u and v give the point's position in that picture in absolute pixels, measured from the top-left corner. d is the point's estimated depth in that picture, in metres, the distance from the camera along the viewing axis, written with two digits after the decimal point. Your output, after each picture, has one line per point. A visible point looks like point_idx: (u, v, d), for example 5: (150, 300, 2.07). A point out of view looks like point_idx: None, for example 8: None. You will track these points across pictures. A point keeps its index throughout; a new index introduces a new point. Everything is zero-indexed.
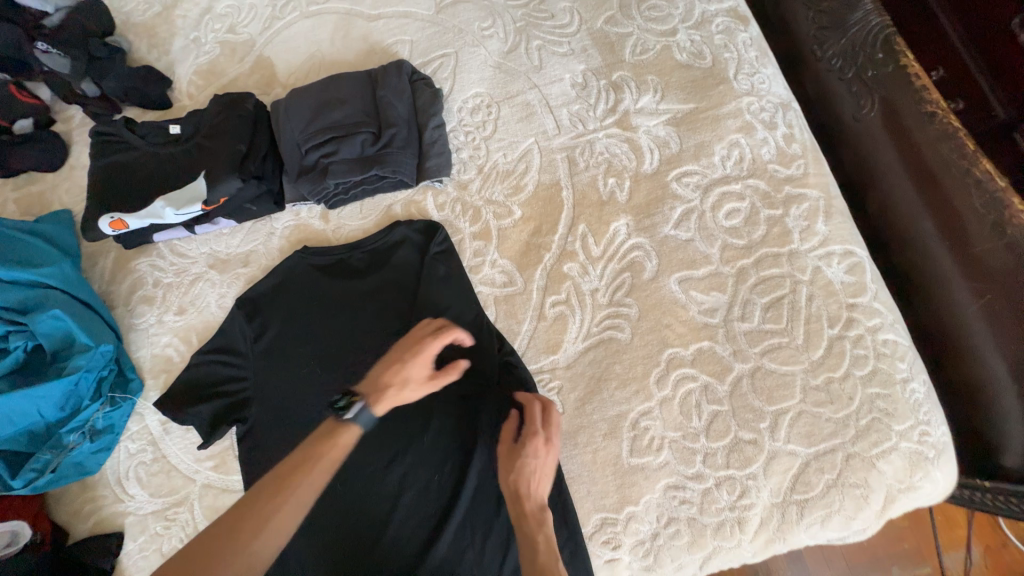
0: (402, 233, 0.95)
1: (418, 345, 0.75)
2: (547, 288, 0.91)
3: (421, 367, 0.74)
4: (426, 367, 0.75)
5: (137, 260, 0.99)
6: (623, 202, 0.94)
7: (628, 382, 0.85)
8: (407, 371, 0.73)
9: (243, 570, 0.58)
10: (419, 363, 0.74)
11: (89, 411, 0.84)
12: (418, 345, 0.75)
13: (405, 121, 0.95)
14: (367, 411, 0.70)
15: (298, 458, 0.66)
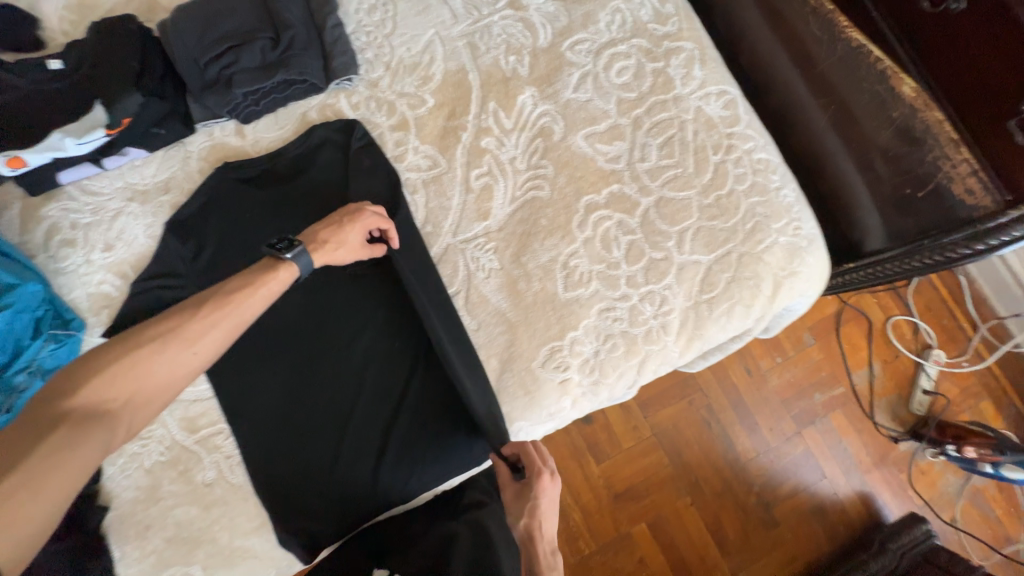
0: (322, 134, 0.98)
1: (357, 215, 0.86)
2: (469, 163, 0.98)
3: (360, 231, 0.87)
4: (361, 235, 0.87)
5: (46, 206, 0.95)
6: (526, 76, 1.01)
7: (554, 231, 0.96)
8: (345, 233, 0.85)
9: (179, 364, 0.67)
10: (356, 229, 0.86)
11: (33, 348, 0.84)
12: (357, 215, 0.86)
13: (301, 23, 0.96)
14: (307, 260, 0.81)
15: (213, 297, 0.72)
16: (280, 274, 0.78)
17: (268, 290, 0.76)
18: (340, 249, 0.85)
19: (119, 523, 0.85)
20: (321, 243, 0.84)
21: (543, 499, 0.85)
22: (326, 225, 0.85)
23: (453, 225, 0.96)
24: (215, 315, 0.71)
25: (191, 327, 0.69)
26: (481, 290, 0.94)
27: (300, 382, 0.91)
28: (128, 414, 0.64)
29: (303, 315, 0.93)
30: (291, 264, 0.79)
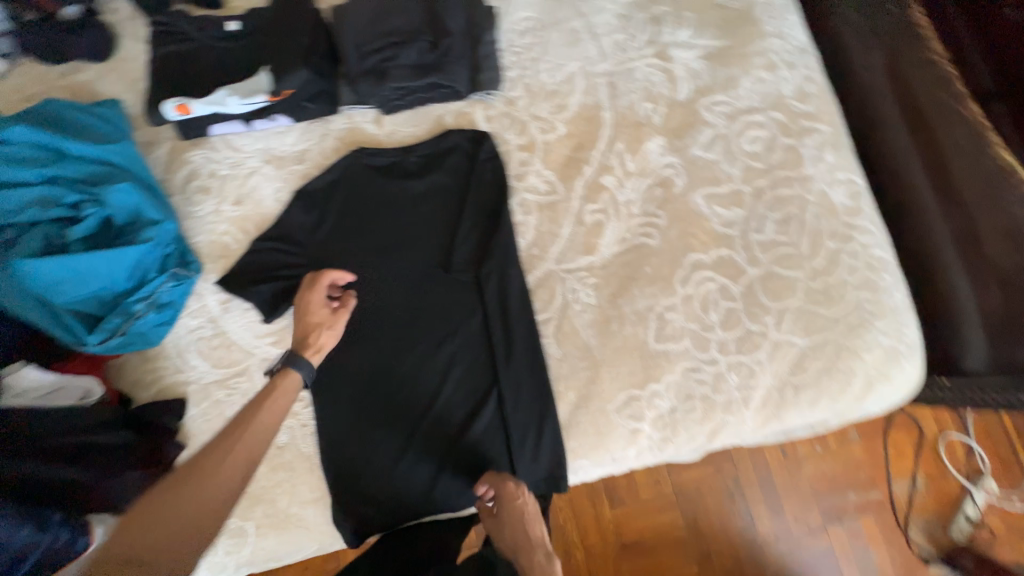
0: (454, 140, 1.01)
1: (314, 285, 0.87)
2: (586, 197, 1.00)
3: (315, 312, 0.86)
4: (324, 299, 0.87)
5: (192, 151, 1.02)
6: (659, 125, 1.03)
7: (655, 281, 0.96)
8: (313, 316, 0.85)
9: (216, 491, 0.67)
10: (316, 294, 0.86)
11: (158, 281, 0.89)
12: (314, 285, 0.87)
13: (460, 33, 1.01)
14: (304, 359, 0.82)
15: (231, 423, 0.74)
16: (284, 387, 0.79)
17: (283, 397, 0.78)
18: (323, 329, 0.85)
19: None
20: (302, 335, 0.84)
21: (514, 511, 0.82)
22: (298, 322, 0.85)
23: (558, 253, 0.97)
24: (238, 429, 0.73)
25: (214, 454, 0.70)
26: (573, 321, 0.94)
27: (382, 371, 0.92)
28: (163, 555, 0.62)
29: (398, 307, 0.94)
30: (290, 370, 0.80)
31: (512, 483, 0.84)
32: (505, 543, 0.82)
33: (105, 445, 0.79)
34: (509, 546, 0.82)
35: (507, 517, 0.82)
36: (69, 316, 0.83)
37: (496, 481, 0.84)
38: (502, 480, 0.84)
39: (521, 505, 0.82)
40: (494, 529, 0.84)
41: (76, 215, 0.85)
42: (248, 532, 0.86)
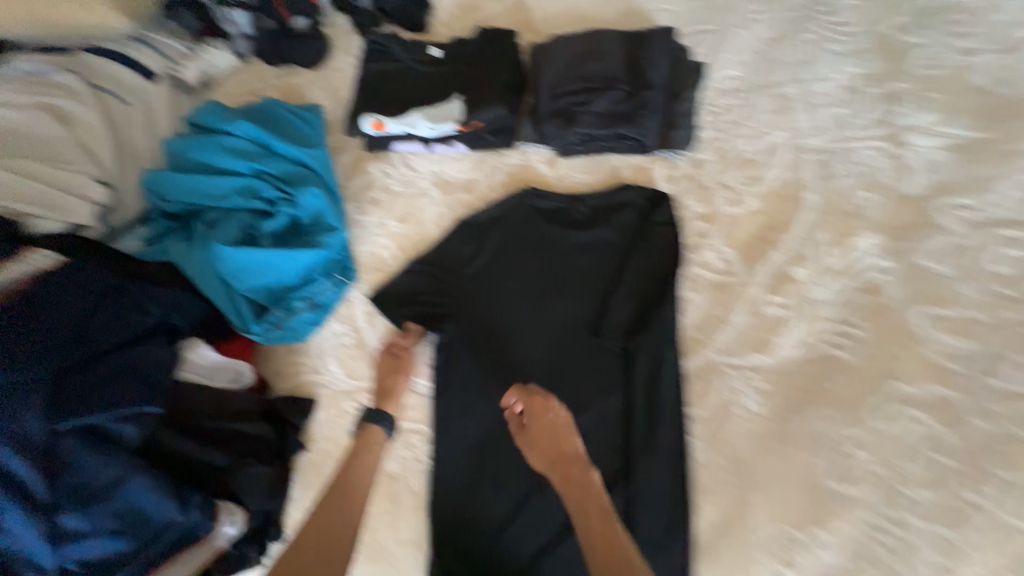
0: (629, 196, 0.94)
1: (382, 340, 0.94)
2: (769, 285, 0.86)
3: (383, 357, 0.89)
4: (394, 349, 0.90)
5: (371, 163, 1.06)
6: (876, 219, 0.86)
7: (843, 406, 0.76)
8: (384, 369, 0.88)
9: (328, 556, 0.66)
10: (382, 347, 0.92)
11: (321, 284, 0.92)
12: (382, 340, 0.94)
13: (660, 86, 0.94)
14: (383, 409, 0.83)
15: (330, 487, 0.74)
16: (369, 444, 0.80)
17: (372, 454, 0.79)
18: (396, 377, 0.87)
19: (305, 469, 0.88)
20: (380, 391, 0.86)
21: (545, 420, 0.72)
22: (378, 379, 0.88)
23: (723, 342, 0.83)
24: (339, 490, 0.74)
25: (315, 516, 0.70)
26: (727, 427, 0.78)
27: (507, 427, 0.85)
28: None
29: (535, 361, 0.87)
30: (371, 428, 0.81)
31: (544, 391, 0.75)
32: (534, 458, 0.70)
33: (246, 433, 0.80)
34: (545, 465, 0.69)
35: (536, 427, 0.72)
36: (244, 304, 0.88)
37: (531, 396, 0.74)
38: (530, 390, 0.75)
39: (554, 420, 0.72)
40: (523, 445, 0.72)
41: (272, 211, 0.92)
42: None
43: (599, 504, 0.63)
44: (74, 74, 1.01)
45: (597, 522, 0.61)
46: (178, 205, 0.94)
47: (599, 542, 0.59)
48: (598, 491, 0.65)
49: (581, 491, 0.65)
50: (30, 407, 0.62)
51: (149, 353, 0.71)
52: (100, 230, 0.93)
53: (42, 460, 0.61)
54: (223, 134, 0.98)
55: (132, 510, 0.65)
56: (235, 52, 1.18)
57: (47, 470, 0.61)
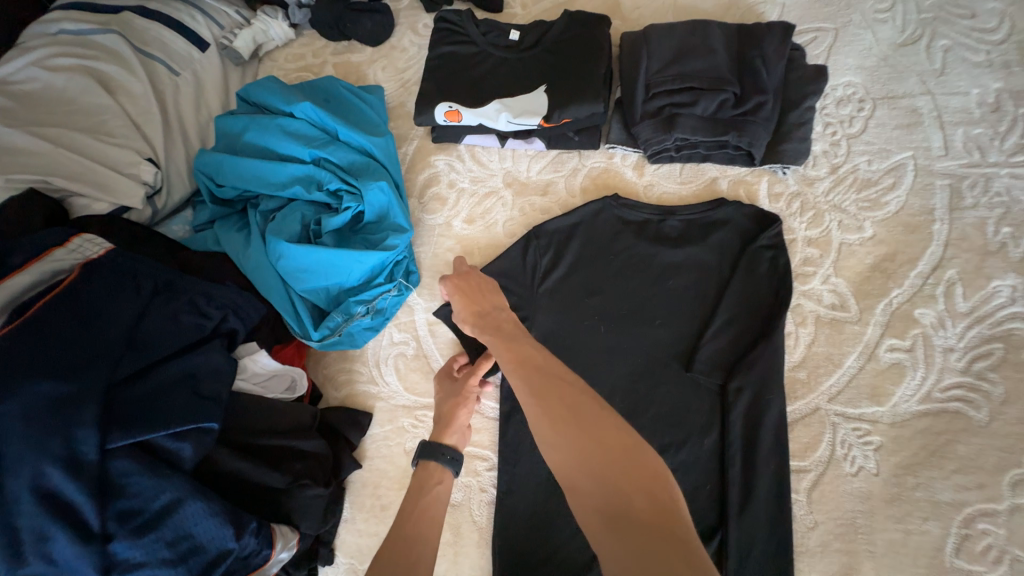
0: (729, 213, 0.84)
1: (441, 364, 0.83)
2: (888, 327, 0.77)
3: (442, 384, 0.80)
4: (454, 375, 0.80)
5: (437, 156, 0.97)
6: (1015, 260, 0.76)
7: (970, 469, 0.70)
8: (441, 397, 0.78)
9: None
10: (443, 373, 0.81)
11: (384, 289, 0.84)
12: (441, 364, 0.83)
13: (774, 90, 0.83)
14: (436, 441, 0.72)
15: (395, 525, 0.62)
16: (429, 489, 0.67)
17: (433, 492, 0.67)
18: (452, 405, 0.76)
19: (359, 487, 0.82)
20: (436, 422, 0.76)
21: (466, 290, 0.75)
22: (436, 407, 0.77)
23: (833, 387, 0.76)
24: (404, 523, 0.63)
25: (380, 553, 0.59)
26: (839, 484, 0.72)
27: None
28: None
29: (617, 391, 0.79)
30: (427, 465, 0.70)
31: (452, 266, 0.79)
32: (464, 325, 0.73)
33: (304, 452, 0.74)
34: (468, 327, 0.72)
35: (452, 294, 0.76)
36: (301, 305, 0.82)
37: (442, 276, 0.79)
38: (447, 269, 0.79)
39: (473, 283, 0.75)
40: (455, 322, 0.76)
41: (336, 206, 0.84)
42: None
43: (529, 348, 0.63)
44: (116, 34, 0.91)
45: (529, 364, 0.60)
46: (230, 191, 0.86)
47: (535, 379, 0.57)
48: (522, 339, 0.64)
49: (509, 341, 0.65)
50: (78, 422, 0.55)
51: (210, 360, 0.67)
52: (145, 211, 0.85)
53: (92, 480, 0.54)
54: (282, 115, 0.89)
55: (184, 538, 0.58)
56: (290, 22, 1.07)
57: (98, 491, 0.55)
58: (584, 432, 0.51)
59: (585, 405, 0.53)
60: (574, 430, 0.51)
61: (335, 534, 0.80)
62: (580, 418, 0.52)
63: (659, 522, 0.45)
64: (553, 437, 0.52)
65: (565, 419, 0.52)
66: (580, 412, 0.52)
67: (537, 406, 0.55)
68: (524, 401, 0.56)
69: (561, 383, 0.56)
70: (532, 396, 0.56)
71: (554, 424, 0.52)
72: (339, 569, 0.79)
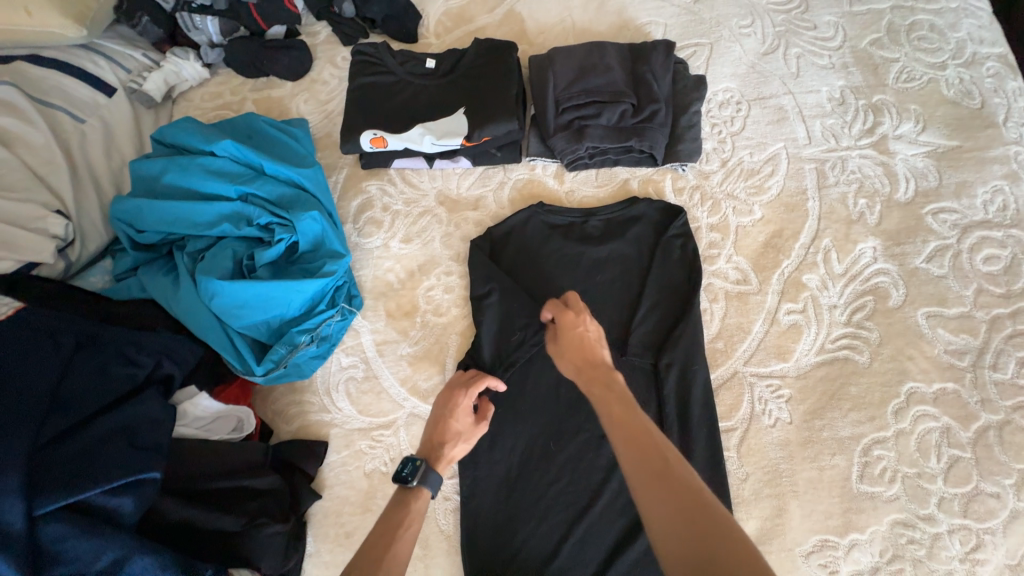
0: (642, 209, 0.94)
1: (466, 388, 0.75)
2: (783, 294, 0.89)
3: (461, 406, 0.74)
4: (471, 414, 0.75)
5: (368, 181, 1.00)
6: (872, 225, 0.91)
7: (862, 406, 0.82)
8: (454, 423, 0.73)
9: None
10: (466, 403, 0.74)
11: (326, 315, 0.85)
12: (465, 388, 0.75)
13: (666, 99, 0.95)
14: (436, 474, 0.68)
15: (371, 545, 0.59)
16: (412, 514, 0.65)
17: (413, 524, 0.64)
18: (460, 439, 0.72)
19: (321, 518, 0.81)
20: (436, 445, 0.71)
21: (574, 330, 0.71)
22: (437, 438, 0.72)
23: (746, 351, 0.87)
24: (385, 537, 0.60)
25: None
26: (762, 437, 0.82)
27: (539, 456, 0.81)
28: None
29: (562, 383, 0.84)
30: (418, 492, 0.67)
31: (563, 300, 0.76)
32: (568, 364, 0.69)
33: (258, 490, 0.73)
34: (570, 366, 0.69)
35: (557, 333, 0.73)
36: (241, 342, 0.81)
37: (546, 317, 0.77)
38: (559, 304, 0.75)
39: (587, 332, 0.70)
40: (555, 352, 0.72)
41: (268, 238, 0.84)
42: None
43: (645, 427, 0.56)
44: (9, 85, 0.86)
45: (643, 450, 0.54)
46: (153, 236, 0.84)
47: (647, 468, 0.52)
48: (634, 412, 0.59)
49: (619, 409, 0.59)
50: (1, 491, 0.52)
51: (144, 408, 0.65)
52: (57, 266, 0.80)
53: (21, 551, 0.52)
54: (202, 154, 0.89)
55: None
56: (203, 61, 1.07)
57: (28, 561, 0.52)
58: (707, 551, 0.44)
59: (696, 504, 0.48)
60: (695, 542, 0.45)
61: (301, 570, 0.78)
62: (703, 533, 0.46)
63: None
64: (671, 542, 0.47)
65: (685, 527, 0.47)
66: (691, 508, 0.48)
67: (656, 503, 0.49)
68: (638, 494, 0.52)
69: (676, 480, 0.50)
70: (650, 490, 0.51)
71: (673, 528, 0.47)
72: None
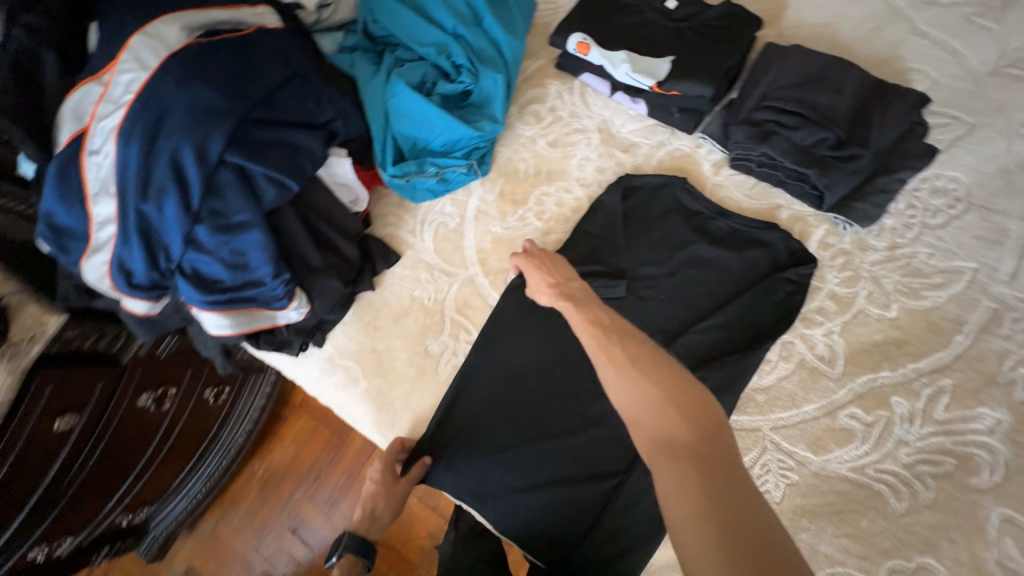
0: (775, 238, 0.89)
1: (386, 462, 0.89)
2: (859, 397, 0.81)
3: (383, 474, 0.89)
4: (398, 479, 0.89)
5: (552, 80, 1.06)
6: (1015, 399, 0.77)
7: (861, 541, 0.75)
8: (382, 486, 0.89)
9: None
10: (389, 475, 0.89)
11: (457, 162, 0.96)
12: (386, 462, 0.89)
13: (876, 151, 0.86)
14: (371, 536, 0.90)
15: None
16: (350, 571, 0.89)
17: None
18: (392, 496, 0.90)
19: (365, 303, 0.97)
20: (369, 508, 0.91)
21: (541, 265, 0.84)
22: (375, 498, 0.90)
23: (781, 419, 0.82)
24: None
25: None
26: None
27: (544, 372, 0.89)
28: None
29: None
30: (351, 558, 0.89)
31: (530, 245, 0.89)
32: (539, 295, 0.82)
33: (341, 251, 0.90)
34: (546, 298, 0.80)
35: (527, 269, 0.85)
36: (390, 142, 0.95)
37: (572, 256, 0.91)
38: (530, 248, 0.88)
39: (550, 265, 0.84)
40: (531, 293, 0.84)
41: (454, 77, 0.96)
42: (359, 385, 0.94)
43: (604, 316, 0.70)
44: None
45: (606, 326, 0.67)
46: (380, 29, 0.99)
47: (603, 336, 0.66)
48: (595, 307, 0.73)
49: (582, 308, 0.73)
50: (215, 131, 0.71)
51: (310, 141, 0.81)
52: (310, 16, 0.99)
53: (206, 176, 0.72)
54: None
55: (241, 254, 0.76)
56: None
57: (205, 184, 0.72)
58: (649, 381, 0.58)
59: (644, 354, 0.62)
60: (639, 377, 0.59)
61: (332, 328, 0.97)
62: (647, 369, 0.60)
63: (708, 461, 0.51)
64: (620, 382, 0.60)
65: (633, 368, 0.60)
66: (639, 357, 0.62)
67: (606, 359, 0.63)
68: (592, 356, 0.65)
69: (631, 342, 0.64)
70: (603, 353, 0.64)
71: (623, 372, 0.60)
72: (323, 355, 0.97)
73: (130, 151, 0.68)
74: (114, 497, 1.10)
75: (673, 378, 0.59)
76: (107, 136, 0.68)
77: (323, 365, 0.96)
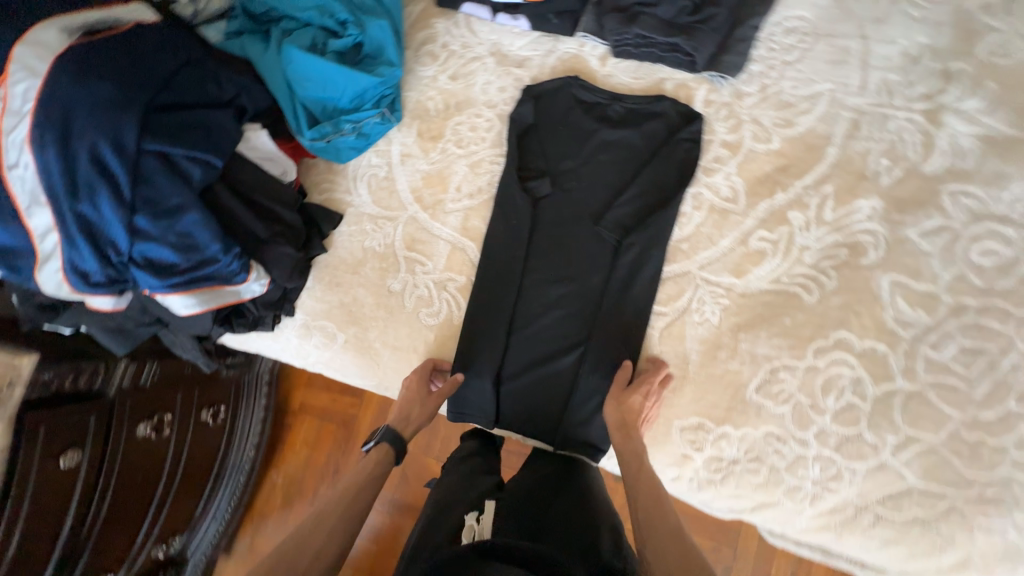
0: (665, 108, 0.99)
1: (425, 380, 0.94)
2: (764, 221, 0.94)
3: (417, 391, 0.92)
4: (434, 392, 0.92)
5: (438, 19, 1.12)
6: (883, 187, 0.92)
7: (789, 335, 0.89)
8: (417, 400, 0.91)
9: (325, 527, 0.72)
10: (424, 390, 0.92)
11: (369, 112, 1.02)
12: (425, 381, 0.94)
13: (729, 7, 0.98)
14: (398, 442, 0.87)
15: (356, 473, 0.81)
16: (377, 459, 0.83)
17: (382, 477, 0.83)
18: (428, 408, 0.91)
19: (323, 265, 1.03)
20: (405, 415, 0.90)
21: (642, 394, 0.86)
22: (418, 395, 0.92)
23: (706, 258, 0.94)
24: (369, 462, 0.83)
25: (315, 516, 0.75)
26: (686, 328, 0.92)
27: (499, 273, 0.98)
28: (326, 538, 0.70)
29: (540, 228, 0.99)
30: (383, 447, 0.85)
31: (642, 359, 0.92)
32: (616, 405, 0.85)
33: (285, 221, 0.95)
34: (615, 414, 0.84)
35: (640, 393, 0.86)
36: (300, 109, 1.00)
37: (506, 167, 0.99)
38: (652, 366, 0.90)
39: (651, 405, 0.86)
40: (615, 395, 0.86)
41: (341, 33, 1.01)
42: (338, 339, 1.01)
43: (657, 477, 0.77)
44: None
45: (652, 481, 0.76)
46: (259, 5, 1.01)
47: (647, 488, 0.75)
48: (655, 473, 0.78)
49: (643, 458, 0.79)
50: (124, 121, 0.75)
51: (221, 119, 0.86)
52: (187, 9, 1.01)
53: (129, 162, 0.76)
54: None
55: (187, 235, 0.80)
56: None
57: (131, 173, 0.76)
58: (675, 543, 0.67)
59: (675, 524, 0.70)
60: (670, 538, 0.68)
61: (298, 296, 1.02)
62: (676, 533, 0.69)
63: None
64: (654, 536, 0.69)
65: (665, 531, 0.69)
66: (675, 527, 0.69)
67: (646, 508, 0.72)
68: (636, 500, 0.74)
69: (669, 513, 0.72)
70: (642, 500, 0.74)
71: (657, 529, 0.69)
72: (297, 323, 1.03)
73: (47, 156, 0.71)
74: (143, 531, 1.12)
75: (695, 555, 0.66)
76: (21, 148, 0.71)
77: (300, 332, 1.03)
